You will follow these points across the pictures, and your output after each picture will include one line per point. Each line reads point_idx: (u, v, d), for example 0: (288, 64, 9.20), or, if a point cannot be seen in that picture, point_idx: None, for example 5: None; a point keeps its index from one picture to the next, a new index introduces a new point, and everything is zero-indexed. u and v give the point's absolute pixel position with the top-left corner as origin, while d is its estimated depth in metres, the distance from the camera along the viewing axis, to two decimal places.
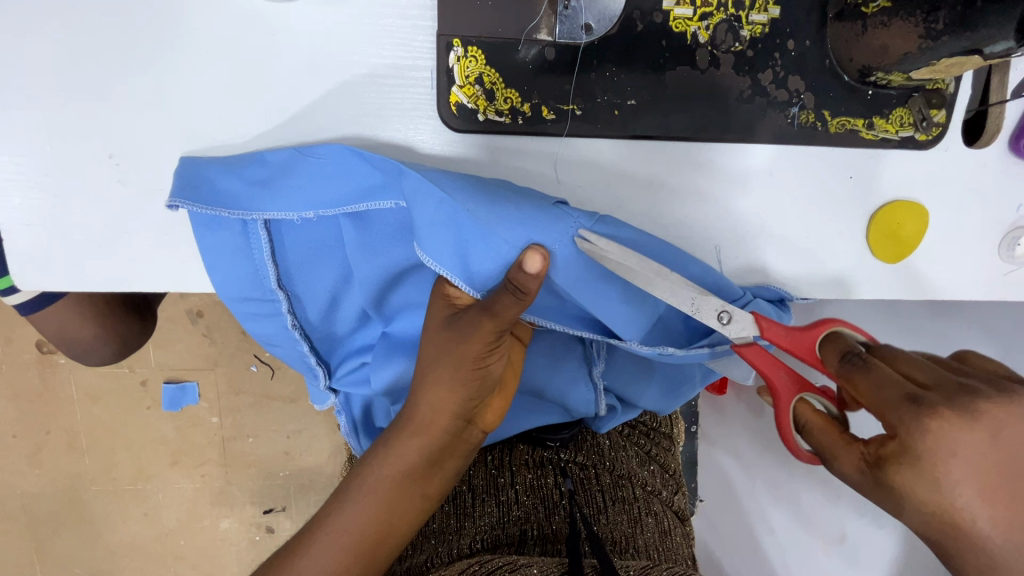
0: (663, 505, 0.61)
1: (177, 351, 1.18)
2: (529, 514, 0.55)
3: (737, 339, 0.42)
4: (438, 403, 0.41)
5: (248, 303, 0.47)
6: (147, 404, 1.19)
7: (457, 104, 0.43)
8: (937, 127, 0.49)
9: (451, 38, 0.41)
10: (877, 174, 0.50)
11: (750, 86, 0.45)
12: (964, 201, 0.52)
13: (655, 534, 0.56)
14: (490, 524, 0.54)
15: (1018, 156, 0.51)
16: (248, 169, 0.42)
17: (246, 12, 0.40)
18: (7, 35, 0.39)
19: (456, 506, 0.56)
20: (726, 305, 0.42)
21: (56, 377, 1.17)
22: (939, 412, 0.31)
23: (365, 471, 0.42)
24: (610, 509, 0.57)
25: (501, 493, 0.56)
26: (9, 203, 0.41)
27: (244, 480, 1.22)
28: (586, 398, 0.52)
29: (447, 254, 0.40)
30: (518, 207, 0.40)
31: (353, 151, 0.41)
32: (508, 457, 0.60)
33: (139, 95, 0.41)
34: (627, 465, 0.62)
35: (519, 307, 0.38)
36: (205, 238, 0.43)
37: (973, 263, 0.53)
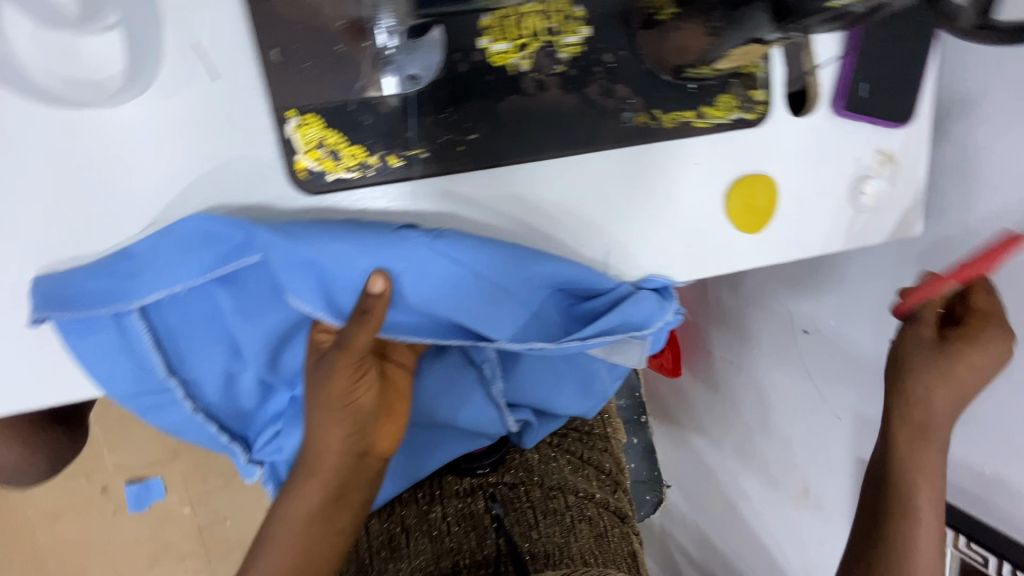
0: (599, 508, 0.62)
1: (131, 450, 1.14)
2: (461, 543, 0.57)
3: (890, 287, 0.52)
4: (321, 441, 0.46)
5: (143, 396, 0.47)
6: (113, 510, 1.14)
7: (306, 169, 0.44)
8: (761, 105, 0.53)
9: (286, 111, 0.43)
10: (721, 155, 0.54)
11: (580, 101, 0.49)
12: (806, 166, 0.56)
13: (590, 539, 0.58)
14: (424, 562, 0.55)
15: (841, 116, 0.55)
16: (109, 268, 0.43)
17: (73, 119, 0.41)
18: None
19: (392, 548, 0.57)
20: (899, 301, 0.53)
21: (6, 504, 1.12)
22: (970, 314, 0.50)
23: (275, 519, 0.47)
24: (542, 523, 0.58)
25: (433, 528, 0.58)
26: None
27: (227, 565, 1.18)
28: (492, 417, 0.55)
29: (309, 292, 0.43)
30: (360, 238, 0.43)
31: (206, 217, 0.42)
32: (439, 489, 0.61)
33: None
34: (558, 475, 0.64)
35: (365, 334, 0.42)
36: (81, 345, 0.44)
37: (831, 216, 0.58)
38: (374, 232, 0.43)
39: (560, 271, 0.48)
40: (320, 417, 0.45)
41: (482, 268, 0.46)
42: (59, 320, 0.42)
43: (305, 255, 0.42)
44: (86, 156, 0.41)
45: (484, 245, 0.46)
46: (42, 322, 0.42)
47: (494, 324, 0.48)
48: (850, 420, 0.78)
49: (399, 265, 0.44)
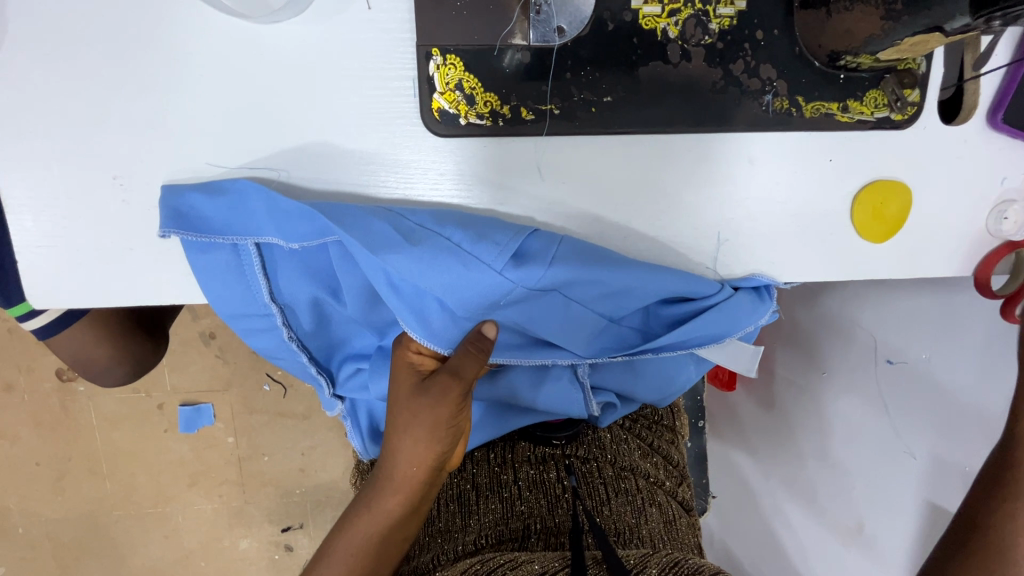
0: (667, 496, 0.62)
1: (191, 373, 1.20)
2: (533, 509, 0.57)
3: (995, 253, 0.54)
4: (412, 463, 0.49)
5: (247, 318, 0.49)
6: (165, 427, 1.21)
7: (439, 110, 0.45)
8: (912, 107, 0.50)
9: (430, 48, 0.43)
10: (856, 156, 0.51)
11: (723, 77, 0.47)
12: (945, 180, 0.52)
13: (660, 523, 0.58)
14: (494, 520, 0.57)
15: (995, 131, 0.51)
16: (233, 199, 0.44)
17: (233, 32, 0.42)
18: (16, 69, 0.41)
19: (461, 504, 0.59)
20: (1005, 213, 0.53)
21: (76, 404, 1.21)
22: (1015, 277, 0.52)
23: (348, 523, 0.50)
24: (613, 501, 0.58)
25: (504, 489, 0.59)
26: (24, 226, 0.44)
27: (261, 498, 1.24)
28: (577, 399, 0.54)
29: (407, 316, 0.46)
30: (462, 264, 0.44)
31: (310, 212, 0.43)
32: (510, 454, 0.62)
33: (138, 118, 0.43)
34: (629, 457, 0.63)
35: (478, 366, 0.45)
36: (198, 259, 0.45)
37: (962, 239, 0.54)
38: (477, 263, 0.44)
39: (653, 288, 0.47)
40: (416, 442, 0.48)
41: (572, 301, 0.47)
42: (183, 238, 0.44)
43: (412, 281, 0.44)
44: (239, 71, 0.43)
45: (580, 273, 0.45)
46: (167, 237, 0.43)
47: (577, 341, 0.49)
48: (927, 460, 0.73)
49: (498, 295, 0.45)
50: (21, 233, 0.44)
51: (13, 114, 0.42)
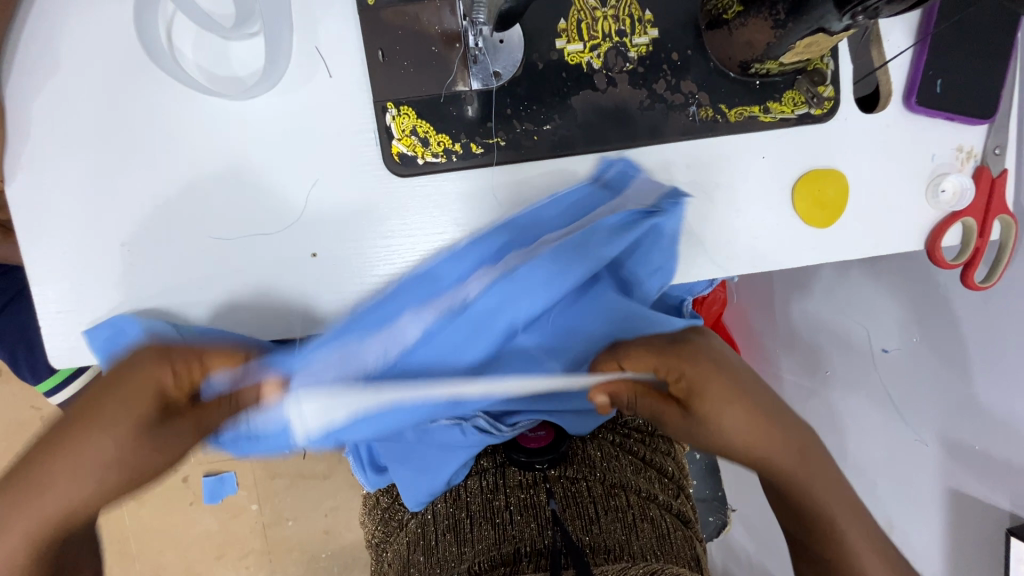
0: (662, 509, 0.63)
1: None
2: (523, 532, 0.58)
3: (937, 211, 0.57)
4: (99, 469, 0.40)
5: None
6: (190, 500, 1.22)
7: (399, 154, 0.51)
8: (829, 101, 0.54)
9: (385, 103, 0.50)
10: (785, 151, 0.55)
11: (648, 95, 0.52)
12: (878, 166, 0.56)
13: (652, 538, 0.58)
14: (487, 546, 0.58)
15: (915, 113, 0.55)
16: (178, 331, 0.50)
17: (218, 111, 0.49)
18: (37, 162, 0.49)
19: (456, 532, 0.60)
20: (944, 182, 0.56)
21: None
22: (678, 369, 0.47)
23: (32, 473, 0.39)
24: (603, 519, 0.59)
25: (497, 516, 0.61)
26: (47, 296, 0.50)
27: (288, 565, 1.24)
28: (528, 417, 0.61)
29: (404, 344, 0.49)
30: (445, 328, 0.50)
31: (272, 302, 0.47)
32: (502, 480, 0.65)
33: (140, 192, 0.50)
34: (620, 474, 0.65)
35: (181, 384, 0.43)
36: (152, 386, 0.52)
37: (906, 218, 0.57)
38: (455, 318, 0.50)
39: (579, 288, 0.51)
40: (85, 417, 0.41)
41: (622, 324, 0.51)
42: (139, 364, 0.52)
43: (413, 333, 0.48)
44: (224, 141, 0.50)
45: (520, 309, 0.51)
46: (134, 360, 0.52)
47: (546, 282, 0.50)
48: (937, 445, 0.73)
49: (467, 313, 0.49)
50: (44, 303, 0.50)
51: (34, 200, 0.49)
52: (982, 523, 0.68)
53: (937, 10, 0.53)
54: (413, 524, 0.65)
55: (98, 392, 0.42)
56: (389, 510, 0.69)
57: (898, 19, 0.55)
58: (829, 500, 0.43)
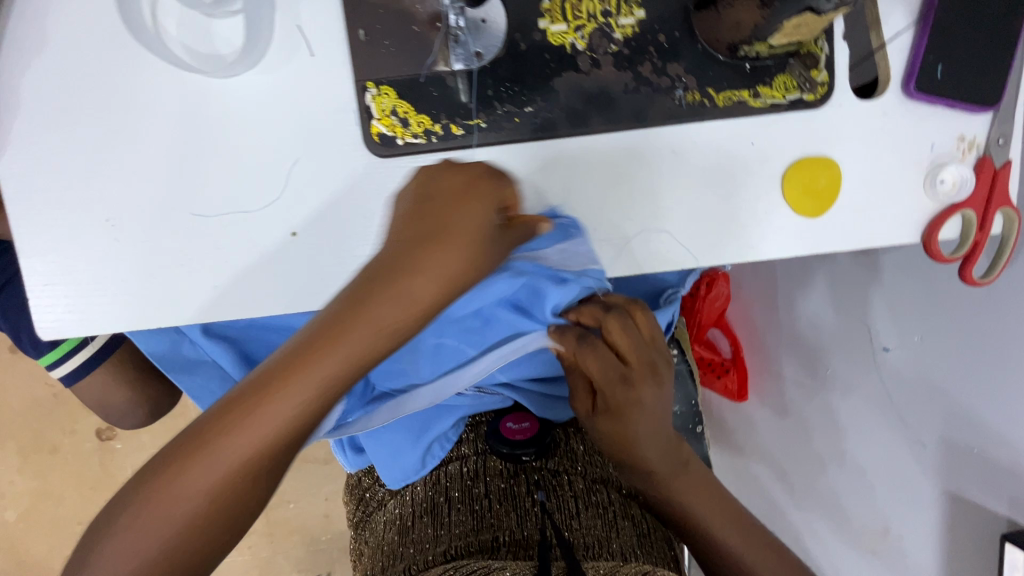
0: (642, 508, 0.63)
1: None
2: (502, 521, 0.58)
3: (937, 202, 0.55)
4: (459, 265, 0.43)
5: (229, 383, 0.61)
6: None
7: (379, 134, 0.51)
8: (822, 86, 0.53)
9: (366, 82, 0.50)
10: (775, 138, 0.53)
11: (633, 78, 0.51)
12: (874, 154, 0.54)
13: (633, 536, 0.57)
14: (464, 531, 0.58)
15: (914, 100, 0.53)
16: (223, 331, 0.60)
17: (200, 88, 0.50)
18: (23, 136, 0.50)
19: (434, 516, 0.61)
20: (945, 171, 0.54)
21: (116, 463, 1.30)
22: (635, 386, 0.54)
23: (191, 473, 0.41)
24: (584, 514, 0.59)
25: (475, 502, 0.61)
26: (33, 268, 0.51)
27: (289, 547, 1.26)
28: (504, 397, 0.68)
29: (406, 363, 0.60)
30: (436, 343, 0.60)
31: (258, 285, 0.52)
32: (482, 467, 0.66)
33: (124, 167, 0.50)
34: (603, 470, 0.66)
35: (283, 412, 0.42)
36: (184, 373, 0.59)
37: (903, 210, 0.55)
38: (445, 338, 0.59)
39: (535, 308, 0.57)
40: (447, 232, 0.43)
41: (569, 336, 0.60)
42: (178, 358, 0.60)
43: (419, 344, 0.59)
44: (207, 118, 0.50)
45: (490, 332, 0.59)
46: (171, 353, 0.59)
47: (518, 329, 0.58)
48: (937, 446, 0.70)
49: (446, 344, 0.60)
50: (30, 274, 0.51)
51: (21, 172, 0.50)
52: (976, 527, 0.66)
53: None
54: (391, 505, 0.66)
55: (378, 272, 0.42)
56: (369, 492, 0.70)
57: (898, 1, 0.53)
58: (702, 515, 0.56)
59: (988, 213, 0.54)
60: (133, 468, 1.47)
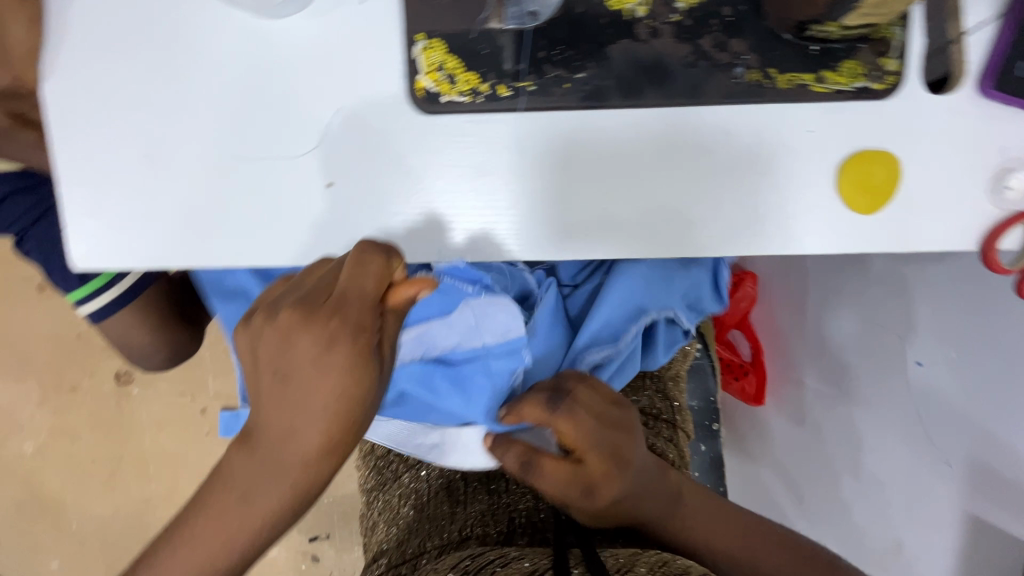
0: None
1: None
2: (517, 501, 0.65)
3: (1000, 210, 0.52)
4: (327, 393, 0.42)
5: None
6: None
7: (424, 89, 0.49)
8: (891, 76, 0.50)
9: (416, 34, 0.49)
10: (834, 128, 0.51)
11: (692, 51, 0.49)
12: (938, 154, 0.51)
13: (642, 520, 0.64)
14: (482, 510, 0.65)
15: (988, 98, 0.50)
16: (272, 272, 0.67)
17: (248, 28, 0.49)
18: (71, 62, 0.49)
19: (452, 493, 0.66)
20: (1015, 178, 0.51)
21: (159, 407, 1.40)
22: (602, 485, 0.52)
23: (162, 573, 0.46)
24: None
25: (493, 482, 0.67)
26: (72, 196, 0.51)
27: None
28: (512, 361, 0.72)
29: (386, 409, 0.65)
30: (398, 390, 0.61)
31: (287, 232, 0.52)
32: None
33: (167, 102, 0.50)
34: None
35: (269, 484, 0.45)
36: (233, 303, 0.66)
37: (964, 215, 0.52)
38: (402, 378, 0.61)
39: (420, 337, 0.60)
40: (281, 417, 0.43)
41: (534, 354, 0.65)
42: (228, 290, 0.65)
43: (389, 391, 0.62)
44: (252, 59, 0.49)
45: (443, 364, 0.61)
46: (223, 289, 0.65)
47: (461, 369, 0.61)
48: (962, 467, 0.69)
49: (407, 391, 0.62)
50: (69, 203, 0.51)
51: (65, 99, 0.50)
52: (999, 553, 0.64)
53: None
54: (407, 478, 0.69)
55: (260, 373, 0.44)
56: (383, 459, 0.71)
57: None
58: (709, 535, 0.57)
59: None
60: (147, 415, 1.51)
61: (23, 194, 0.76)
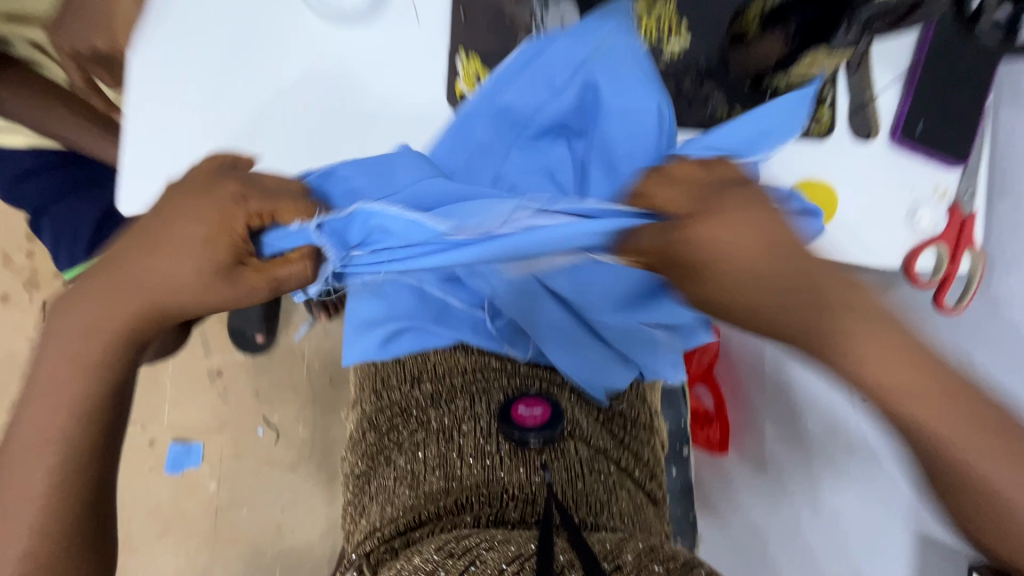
0: (635, 485, 0.70)
1: (190, 410, 1.37)
2: (513, 483, 0.63)
3: (918, 236, 0.65)
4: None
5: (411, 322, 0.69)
6: (150, 465, 1.34)
7: (460, 93, 0.59)
8: (825, 124, 0.64)
9: (456, 49, 0.60)
10: (782, 158, 0.65)
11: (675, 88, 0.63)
12: (856, 189, 0.65)
13: (628, 504, 0.65)
14: (476, 482, 0.64)
15: (898, 148, 0.65)
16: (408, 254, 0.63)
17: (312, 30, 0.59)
18: (159, 41, 0.57)
19: (445, 472, 0.65)
20: (913, 211, 0.65)
21: None
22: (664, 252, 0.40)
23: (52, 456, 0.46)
24: (587, 478, 0.65)
25: (488, 464, 0.64)
26: (132, 151, 0.56)
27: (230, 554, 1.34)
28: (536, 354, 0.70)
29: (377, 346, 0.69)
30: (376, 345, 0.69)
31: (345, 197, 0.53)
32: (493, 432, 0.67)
33: (238, 81, 0.58)
34: (605, 441, 0.71)
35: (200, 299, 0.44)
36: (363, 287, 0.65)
37: (886, 237, 0.65)
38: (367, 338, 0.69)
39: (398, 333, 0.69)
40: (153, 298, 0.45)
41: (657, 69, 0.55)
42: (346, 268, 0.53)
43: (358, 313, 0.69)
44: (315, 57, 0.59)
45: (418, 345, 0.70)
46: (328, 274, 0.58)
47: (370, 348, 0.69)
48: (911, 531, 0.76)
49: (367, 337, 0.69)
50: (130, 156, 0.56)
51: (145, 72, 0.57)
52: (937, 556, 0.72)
53: (928, 42, 0.63)
54: (400, 459, 0.67)
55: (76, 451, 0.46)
56: (376, 446, 0.70)
57: (889, 66, 0.65)
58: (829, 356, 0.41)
59: (953, 261, 0.63)
60: None
61: (55, 171, 0.81)
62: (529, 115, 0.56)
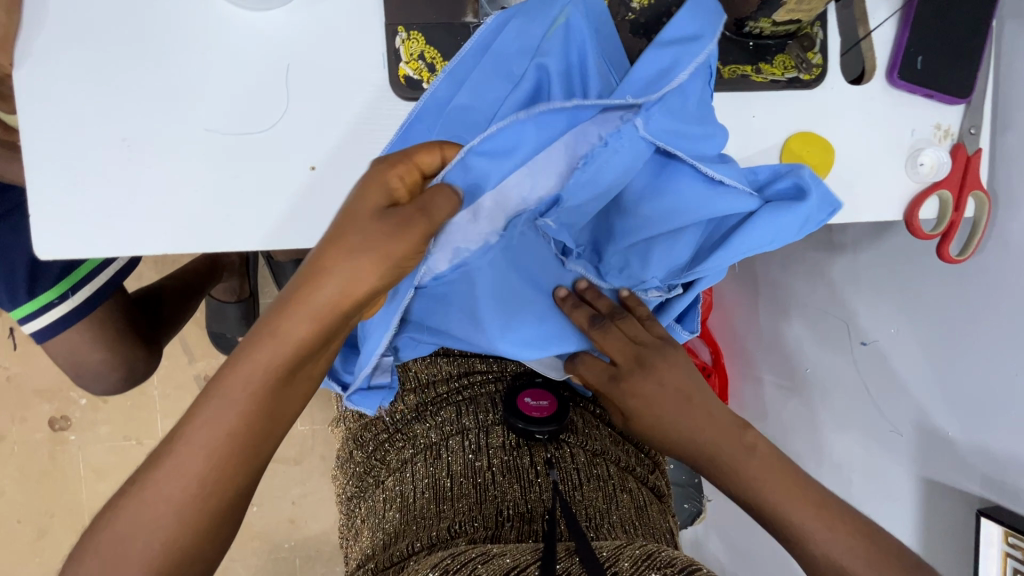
0: (638, 482, 0.67)
1: None
2: (505, 492, 0.61)
3: (919, 184, 0.61)
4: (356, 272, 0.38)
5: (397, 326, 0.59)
6: None
7: (405, 76, 0.53)
8: (817, 68, 0.58)
9: (396, 26, 0.53)
10: (776, 110, 0.58)
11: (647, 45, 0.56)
12: (855, 134, 0.59)
13: (630, 509, 0.61)
14: (468, 506, 0.60)
15: (896, 88, 0.59)
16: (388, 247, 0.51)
17: (223, 17, 0.51)
18: (44, 49, 0.49)
19: (435, 491, 0.62)
20: (916, 156, 0.60)
21: (65, 455, 1.31)
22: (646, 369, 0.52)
23: (174, 452, 0.37)
24: (586, 487, 0.62)
25: (479, 474, 0.63)
26: (39, 183, 0.49)
27: (248, 555, 1.28)
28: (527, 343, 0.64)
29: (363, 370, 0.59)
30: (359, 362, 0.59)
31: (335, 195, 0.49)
32: (485, 440, 0.66)
33: (146, 89, 0.50)
34: (602, 443, 0.68)
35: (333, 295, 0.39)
36: None
37: (888, 184, 0.60)
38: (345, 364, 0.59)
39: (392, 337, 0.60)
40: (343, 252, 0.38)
41: (618, 47, 0.53)
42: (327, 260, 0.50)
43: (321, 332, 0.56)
44: (232, 49, 0.51)
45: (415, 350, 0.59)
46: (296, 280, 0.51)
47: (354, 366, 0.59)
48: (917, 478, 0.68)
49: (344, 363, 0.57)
50: (37, 189, 0.49)
51: (35, 90, 0.49)
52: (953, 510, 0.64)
53: None
54: (389, 482, 0.65)
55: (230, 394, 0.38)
56: (362, 466, 0.69)
57: None
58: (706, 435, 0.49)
59: (962, 206, 0.58)
60: (86, 463, 1.31)
61: None
62: (489, 119, 0.50)
